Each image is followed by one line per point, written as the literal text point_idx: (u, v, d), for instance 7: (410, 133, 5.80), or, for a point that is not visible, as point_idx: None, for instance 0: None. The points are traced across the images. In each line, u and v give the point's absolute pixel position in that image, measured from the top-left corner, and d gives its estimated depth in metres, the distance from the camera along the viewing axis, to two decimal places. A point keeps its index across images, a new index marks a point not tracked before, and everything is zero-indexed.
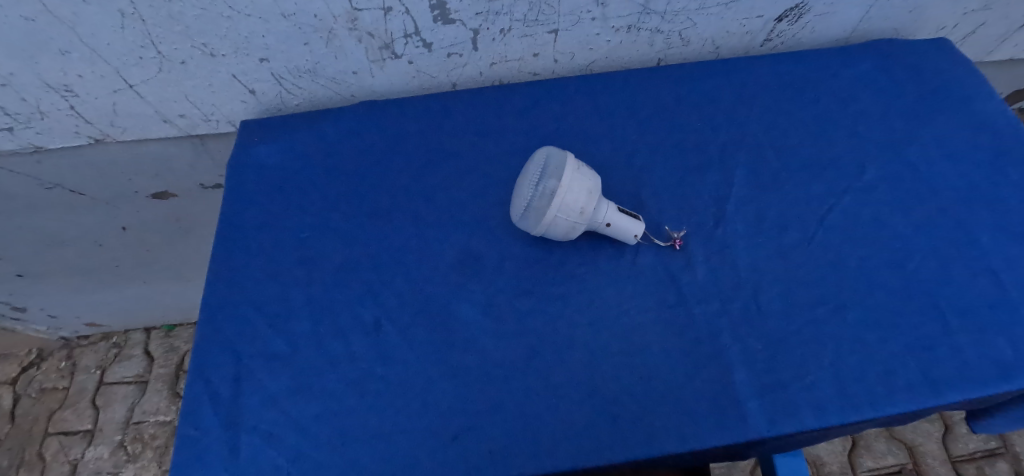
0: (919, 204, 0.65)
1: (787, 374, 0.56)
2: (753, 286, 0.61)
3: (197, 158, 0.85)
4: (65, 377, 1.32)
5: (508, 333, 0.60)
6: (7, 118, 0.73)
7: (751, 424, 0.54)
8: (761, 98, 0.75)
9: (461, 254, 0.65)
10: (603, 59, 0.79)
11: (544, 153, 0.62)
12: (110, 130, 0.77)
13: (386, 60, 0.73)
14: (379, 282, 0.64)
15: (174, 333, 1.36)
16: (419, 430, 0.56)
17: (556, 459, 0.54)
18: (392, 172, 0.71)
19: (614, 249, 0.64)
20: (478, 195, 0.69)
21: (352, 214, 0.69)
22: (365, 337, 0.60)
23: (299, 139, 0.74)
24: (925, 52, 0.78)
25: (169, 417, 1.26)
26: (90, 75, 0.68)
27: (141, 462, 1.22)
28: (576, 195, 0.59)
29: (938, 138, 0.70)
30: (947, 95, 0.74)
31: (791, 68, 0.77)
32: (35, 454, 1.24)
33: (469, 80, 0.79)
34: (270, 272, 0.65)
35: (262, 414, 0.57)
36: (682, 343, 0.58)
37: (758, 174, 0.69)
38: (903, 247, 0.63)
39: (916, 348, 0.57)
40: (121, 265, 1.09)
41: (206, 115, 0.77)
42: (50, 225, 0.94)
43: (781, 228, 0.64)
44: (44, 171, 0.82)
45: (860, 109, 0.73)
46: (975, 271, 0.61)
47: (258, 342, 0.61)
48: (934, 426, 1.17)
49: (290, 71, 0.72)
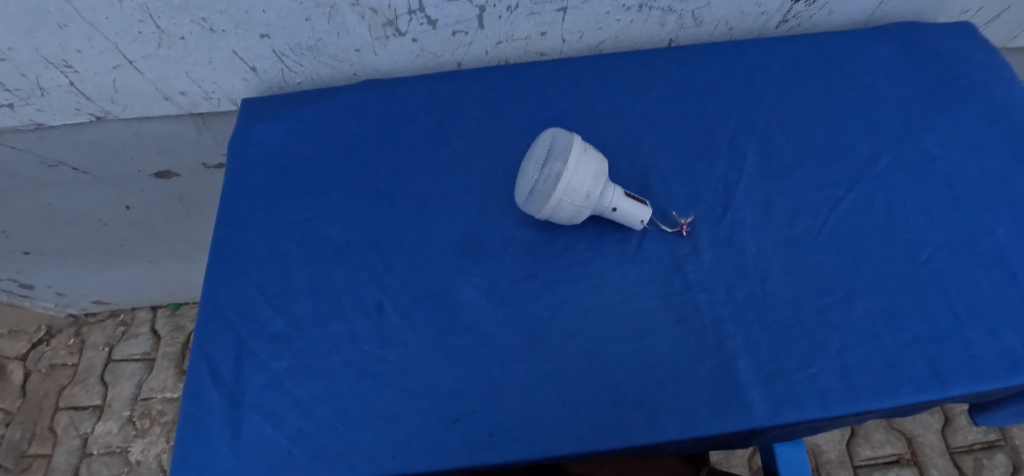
0: (933, 193, 0.64)
1: (792, 362, 0.55)
2: (760, 273, 0.60)
3: (199, 137, 0.84)
4: (74, 354, 1.33)
5: (510, 317, 0.59)
6: (7, 94, 0.72)
7: (755, 412, 0.53)
8: (775, 82, 0.73)
9: (464, 237, 0.64)
10: (612, 39, 0.77)
11: (550, 135, 0.60)
12: (111, 108, 0.77)
13: (390, 38, 0.71)
14: (381, 264, 0.63)
15: (180, 312, 1.36)
16: (420, 413, 0.55)
17: (556, 443, 0.53)
18: (395, 153, 0.70)
19: (619, 234, 0.63)
20: (482, 177, 0.68)
21: (354, 195, 0.68)
22: (366, 320, 0.60)
23: (301, 118, 0.73)
24: (946, 37, 0.75)
25: (176, 394, 1.27)
26: (89, 51, 0.67)
27: (150, 437, 1.23)
28: (582, 179, 0.57)
29: (955, 125, 0.68)
30: (967, 82, 0.71)
31: (807, 50, 0.75)
32: (46, 428, 1.26)
33: (475, 59, 0.77)
34: (272, 253, 0.65)
35: (263, 394, 0.57)
36: (687, 330, 0.58)
37: (768, 160, 0.67)
38: (915, 237, 0.61)
39: (925, 339, 0.56)
40: (126, 244, 1.09)
41: (206, 93, 0.76)
42: (55, 203, 0.94)
43: (790, 215, 0.63)
44: (47, 148, 0.82)
45: (876, 94, 0.71)
46: (988, 263, 0.59)
47: (259, 323, 0.61)
48: (934, 418, 1.16)
49: (291, 48, 0.70)
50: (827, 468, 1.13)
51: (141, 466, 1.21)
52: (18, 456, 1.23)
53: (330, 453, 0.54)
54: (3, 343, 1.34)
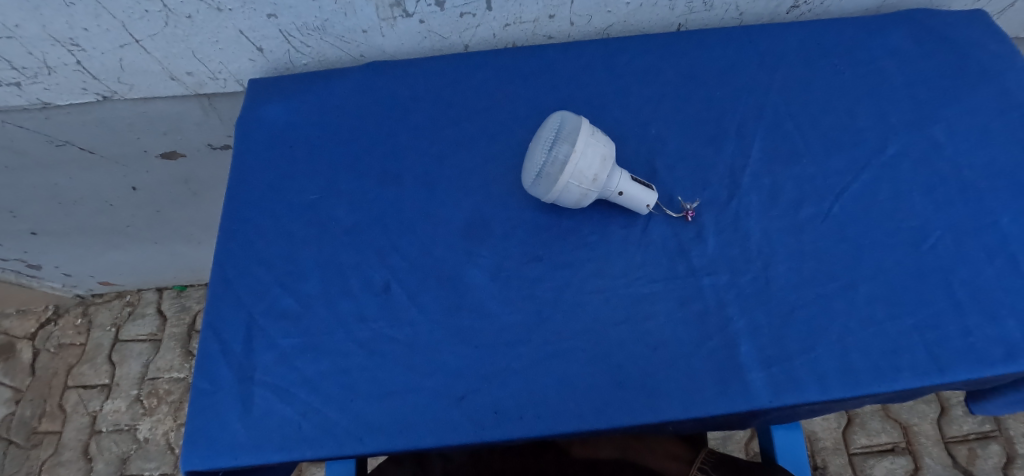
0: (939, 181, 0.63)
1: (795, 346, 0.56)
2: (766, 258, 0.60)
3: (206, 117, 0.84)
4: (81, 334, 1.34)
5: (516, 298, 0.60)
6: (14, 73, 0.72)
7: (757, 393, 0.54)
8: (785, 68, 0.72)
9: (471, 219, 0.64)
10: (621, 22, 0.77)
11: (558, 117, 0.60)
12: (117, 87, 0.77)
13: (397, 19, 0.71)
14: (388, 245, 0.63)
15: (186, 293, 1.37)
16: (425, 390, 0.56)
17: (558, 421, 0.54)
18: (402, 135, 0.70)
19: (625, 218, 0.63)
20: (489, 159, 0.68)
21: (361, 176, 0.68)
22: (373, 300, 0.60)
23: (307, 99, 0.73)
24: (959, 25, 0.74)
25: (183, 374, 1.29)
26: (96, 29, 0.67)
27: (157, 415, 1.25)
28: (589, 162, 0.57)
29: (964, 114, 0.68)
30: (978, 70, 0.70)
31: (818, 36, 0.74)
32: (56, 406, 1.28)
33: (482, 42, 0.77)
34: (280, 233, 0.65)
35: (272, 370, 0.58)
36: (691, 313, 0.58)
37: (776, 145, 0.67)
38: (920, 226, 0.61)
39: (926, 326, 0.56)
40: (132, 225, 1.10)
41: (213, 73, 0.76)
42: (62, 183, 0.94)
43: (797, 201, 0.63)
44: (55, 128, 0.82)
45: (886, 81, 0.70)
46: (992, 252, 0.59)
47: (267, 301, 0.61)
48: (931, 407, 1.17)
49: (298, 28, 0.70)
50: (822, 456, 1.14)
51: (149, 443, 1.23)
52: (28, 433, 1.26)
53: (335, 429, 0.55)
54: (11, 322, 1.35)
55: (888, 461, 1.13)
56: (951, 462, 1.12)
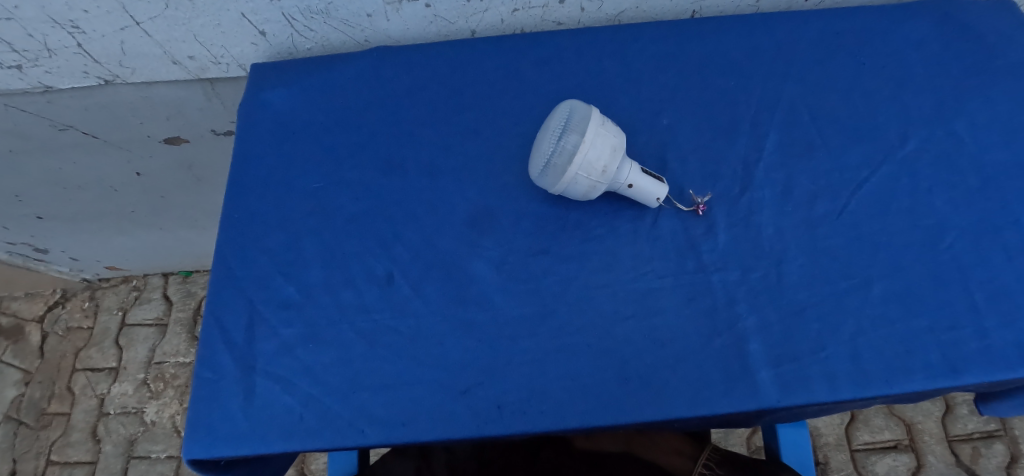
0: (959, 178, 0.61)
1: (804, 345, 0.54)
2: (777, 254, 0.58)
3: (209, 103, 0.83)
4: (89, 317, 1.35)
5: (521, 291, 0.59)
6: (15, 55, 0.71)
7: (765, 392, 0.52)
8: (802, 58, 0.70)
9: (476, 210, 0.63)
10: (633, 8, 0.74)
11: (568, 106, 0.59)
12: (119, 71, 0.75)
13: (403, 3, 0.69)
14: (391, 235, 0.62)
15: (192, 279, 1.37)
16: (427, 383, 0.55)
17: (561, 416, 0.53)
18: (406, 122, 0.69)
19: (634, 210, 0.62)
20: (496, 148, 0.66)
21: (364, 165, 0.66)
22: (376, 291, 0.59)
23: (311, 84, 0.71)
24: (985, 16, 0.72)
25: (188, 359, 1.29)
26: (96, 10, 0.66)
27: (164, 399, 1.26)
28: (598, 152, 0.56)
29: (987, 109, 0.65)
30: (1003, 63, 0.68)
31: (838, 26, 0.71)
32: (64, 388, 1.28)
33: (490, 27, 0.75)
34: (282, 221, 0.64)
35: (274, 360, 0.57)
36: (700, 310, 0.56)
37: (791, 138, 0.65)
38: (937, 224, 0.59)
39: (941, 328, 0.54)
40: (136, 211, 1.10)
41: (215, 57, 0.75)
42: (66, 167, 0.94)
43: (811, 197, 0.61)
44: (57, 112, 0.81)
45: (907, 74, 0.68)
46: (1012, 253, 0.57)
47: (270, 291, 0.60)
48: (936, 406, 1.15)
49: (301, 11, 0.68)
50: (824, 452, 1.13)
51: (156, 426, 1.24)
52: (37, 414, 1.27)
53: (336, 420, 0.54)
54: (20, 304, 1.35)
55: (890, 459, 1.12)
56: (954, 461, 1.11)
